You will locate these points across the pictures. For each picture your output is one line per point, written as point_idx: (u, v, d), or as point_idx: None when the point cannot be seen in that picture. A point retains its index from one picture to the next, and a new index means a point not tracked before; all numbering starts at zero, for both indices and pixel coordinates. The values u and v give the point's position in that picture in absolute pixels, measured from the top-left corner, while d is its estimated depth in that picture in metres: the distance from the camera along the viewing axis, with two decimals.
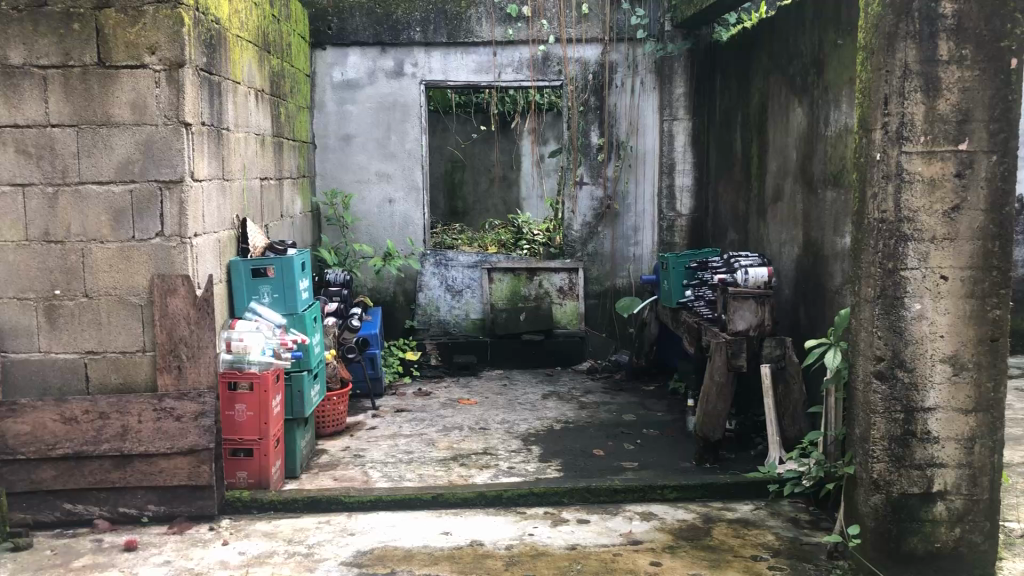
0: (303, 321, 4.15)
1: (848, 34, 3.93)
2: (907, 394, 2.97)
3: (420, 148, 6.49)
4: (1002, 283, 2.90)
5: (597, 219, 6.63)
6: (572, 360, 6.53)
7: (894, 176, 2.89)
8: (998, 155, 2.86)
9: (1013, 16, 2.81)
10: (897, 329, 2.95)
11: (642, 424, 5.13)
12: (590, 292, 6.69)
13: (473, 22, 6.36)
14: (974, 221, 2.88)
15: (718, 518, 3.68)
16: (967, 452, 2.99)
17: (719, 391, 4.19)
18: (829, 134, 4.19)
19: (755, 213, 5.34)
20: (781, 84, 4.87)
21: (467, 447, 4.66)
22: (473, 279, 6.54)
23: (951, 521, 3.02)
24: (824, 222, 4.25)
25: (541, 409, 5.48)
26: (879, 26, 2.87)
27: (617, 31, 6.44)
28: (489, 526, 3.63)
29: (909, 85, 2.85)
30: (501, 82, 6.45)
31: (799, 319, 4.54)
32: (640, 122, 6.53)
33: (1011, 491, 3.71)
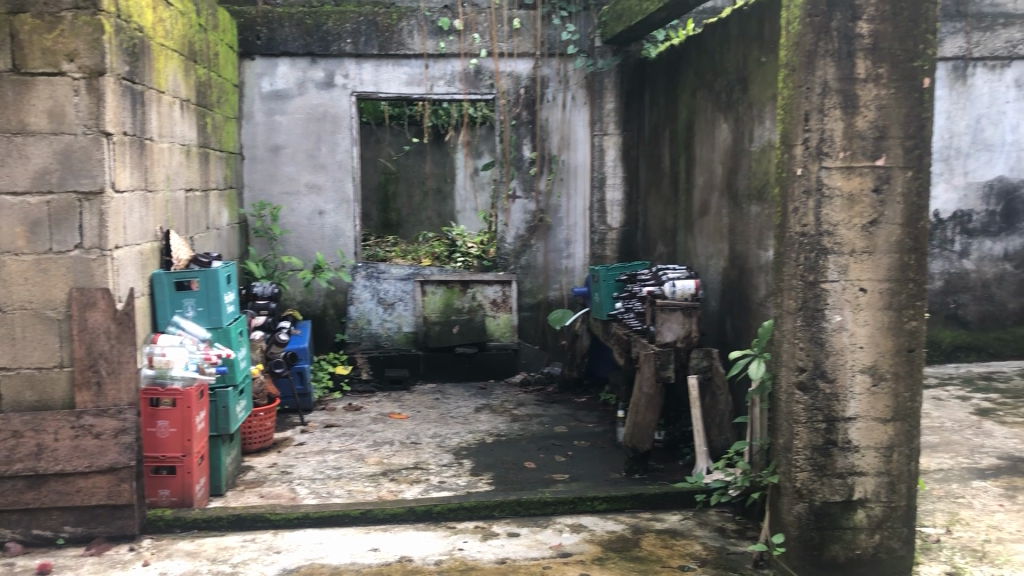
0: (228, 336, 4.12)
1: (771, 52, 4.02)
2: (828, 404, 3.03)
3: (350, 160, 6.44)
4: (918, 295, 2.99)
5: (530, 232, 6.66)
6: (505, 372, 6.56)
7: (814, 191, 2.97)
8: (913, 171, 2.95)
9: (926, 37, 2.90)
10: (819, 339, 3.01)
11: (574, 436, 5.15)
12: (523, 304, 6.71)
13: (404, 34, 6.34)
14: (892, 235, 2.97)
15: (646, 528, 3.71)
16: (886, 461, 3.06)
17: (649, 402, 4.25)
18: (753, 149, 4.28)
19: (683, 227, 5.42)
20: (707, 101, 4.96)
21: (397, 462, 4.62)
22: (405, 290, 6.44)
23: (871, 528, 3.09)
24: (748, 235, 4.34)
25: (473, 422, 5.46)
26: (800, 43, 2.94)
27: (549, 46, 6.49)
28: (419, 542, 3.59)
29: (828, 102, 2.93)
30: (433, 94, 6.45)
31: (725, 331, 4.61)
32: (571, 137, 6.61)
33: (927, 497, 3.82)
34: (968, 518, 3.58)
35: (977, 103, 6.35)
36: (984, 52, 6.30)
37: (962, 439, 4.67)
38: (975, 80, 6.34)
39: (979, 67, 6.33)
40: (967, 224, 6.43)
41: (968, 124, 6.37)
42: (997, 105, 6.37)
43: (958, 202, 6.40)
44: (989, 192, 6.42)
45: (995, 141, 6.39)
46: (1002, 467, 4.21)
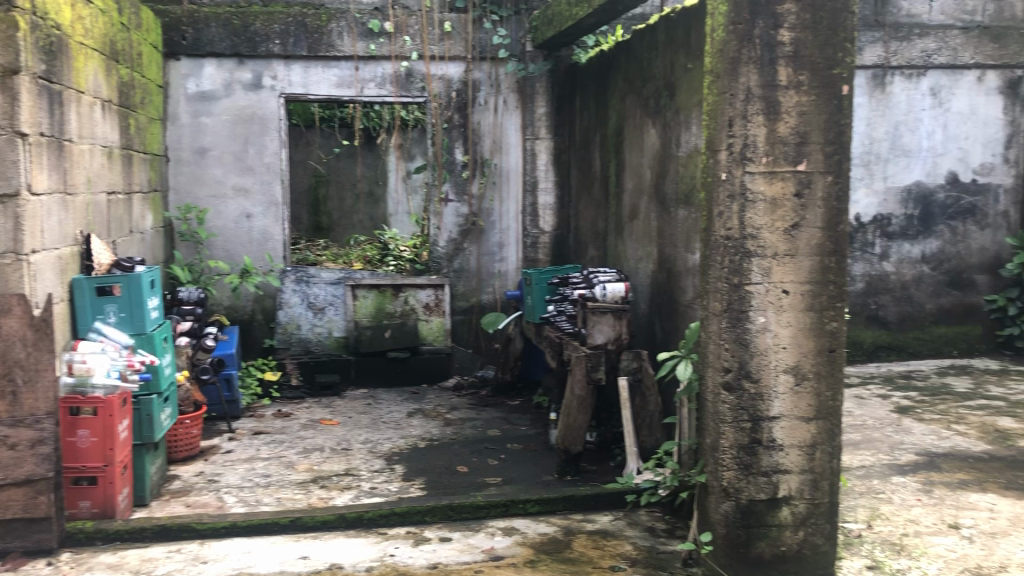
0: (152, 342, 4.01)
1: (697, 59, 4.10)
2: (753, 404, 3.09)
3: (279, 162, 6.35)
4: (838, 296, 3.07)
5: (462, 236, 6.65)
6: (438, 377, 6.51)
7: (738, 195, 3.03)
8: (833, 176, 3.03)
9: (845, 45, 2.98)
10: (743, 341, 3.07)
11: (507, 439, 5.16)
12: (456, 308, 6.69)
13: (334, 36, 6.28)
14: (813, 239, 3.04)
15: (577, 530, 3.73)
16: (809, 459, 3.12)
17: (580, 404, 4.28)
18: (680, 154, 4.34)
19: (613, 230, 5.47)
20: (636, 106, 5.03)
21: (327, 469, 4.56)
22: (336, 295, 6.37)
23: (795, 525, 3.14)
24: (676, 238, 4.40)
25: (406, 427, 5.43)
26: (724, 50, 3.00)
27: (480, 49, 6.52)
28: (349, 549, 3.55)
29: (752, 108, 2.99)
30: (363, 96, 6.39)
31: (654, 333, 4.67)
32: (503, 140, 6.64)
33: (849, 493, 3.92)
34: (888, 513, 3.68)
35: (895, 110, 6.56)
36: (902, 61, 6.51)
37: (882, 436, 4.81)
38: (893, 88, 6.55)
39: (896, 75, 6.54)
40: (886, 228, 6.62)
41: (887, 130, 6.57)
42: (914, 112, 6.59)
43: (878, 206, 6.60)
44: (907, 196, 6.63)
45: (912, 147, 6.60)
46: (920, 463, 4.35)
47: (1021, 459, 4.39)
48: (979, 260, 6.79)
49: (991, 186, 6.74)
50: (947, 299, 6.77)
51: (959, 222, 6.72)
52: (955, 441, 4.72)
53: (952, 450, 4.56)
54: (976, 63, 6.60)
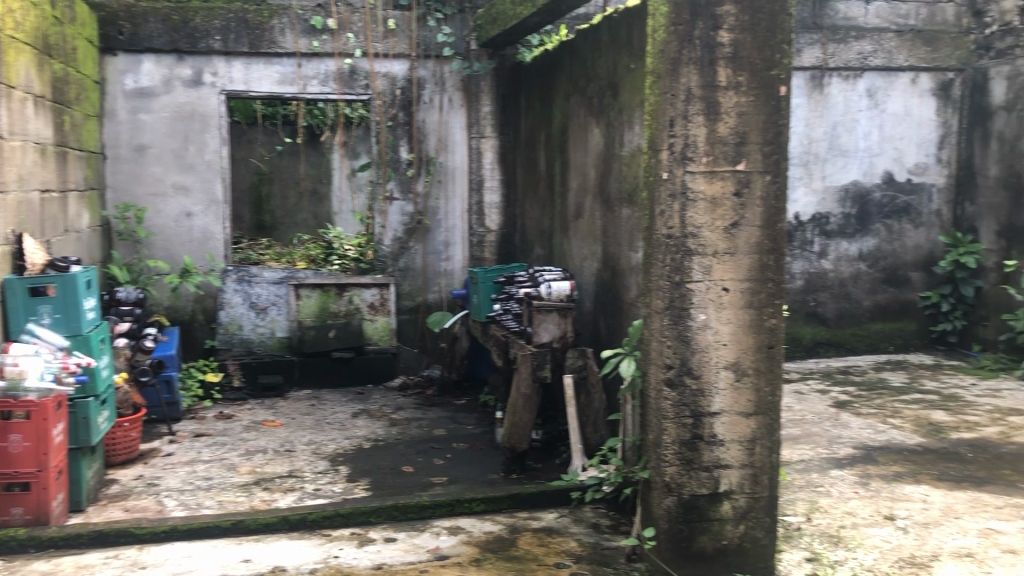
0: (89, 343, 3.89)
1: (639, 60, 4.14)
2: (694, 400, 3.13)
3: (220, 160, 6.26)
4: (777, 294, 3.12)
5: (408, 234, 6.62)
6: (383, 377, 6.47)
7: (679, 194, 3.07)
8: (771, 175, 3.08)
9: (782, 47, 3.04)
10: (684, 338, 3.11)
11: (453, 438, 5.16)
12: (402, 307, 6.66)
13: (275, 32, 6.21)
14: (752, 237, 3.09)
15: (523, 528, 3.74)
16: (750, 454, 3.16)
17: (526, 403, 4.29)
18: (624, 154, 4.38)
19: (559, 229, 5.50)
20: (580, 105, 5.06)
21: (270, 471, 4.51)
22: (279, 294, 6.30)
23: (736, 519, 3.18)
24: (620, 237, 4.44)
25: (350, 428, 5.39)
26: (665, 51, 3.04)
27: (424, 47, 6.50)
28: (293, 551, 3.52)
29: (692, 108, 3.03)
30: (306, 94, 6.33)
31: (599, 330, 4.70)
32: (448, 139, 6.63)
33: (789, 487, 4.00)
34: (826, 506, 3.76)
35: (833, 111, 6.69)
36: (839, 63, 6.64)
37: (821, 430, 4.91)
38: (831, 89, 6.68)
39: (834, 77, 6.67)
40: (825, 226, 6.75)
41: (825, 130, 6.69)
42: (851, 113, 6.73)
43: (816, 205, 6.72)
44: (845, 195, 6.77)
45: (850, 147, 6.75)
46: (856, 457, 4.45)
47: (953, 451, 4.52)
48: (914, 258, 6.98)
49: (924, 185, 6.95)
50: (883, 296, 6.93)
51: (894, 221, 6.89)
52: (891, 434, 4.84)
53: (888, 443, 4.67)
54: (910, 65, 6.79)
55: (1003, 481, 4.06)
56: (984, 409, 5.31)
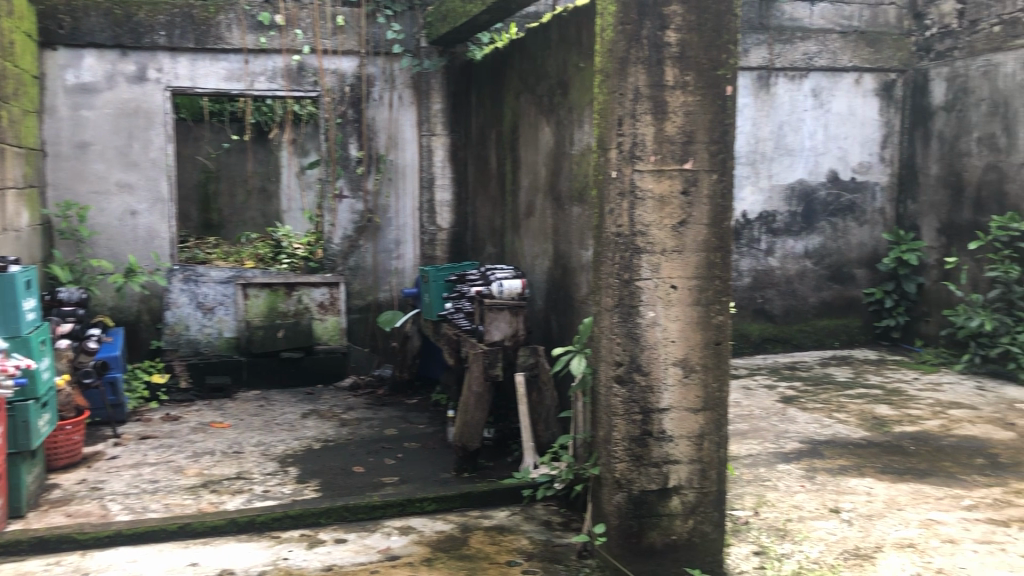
0: (28, 345, 3.83)
1: (588, 58, 4.16)
2: (644, 396, 3.15)
3: (165, 157, 6.15)
4: (724, 291, 3.16)
5: (358, 232, 6.57)
6: (334, 377, 6.41)
7: (628, 193, 3.09)
8: (717, 174, 3.11)
9: (728, 48, 3.07)
10: (634, 335, 3.13)
11: (404, 438, 5.13)
12: (352, 306, 6.61)
13: (222, 28, 6.12)
14: (699, 235, 3.12)
15: (474, 526, 3.74)
16: (698, 449, 3.20)
17: (478, 401, 4.31)
18: (574, 152, 4.39)
19: (510, 227, 5.50)
20: (530, 104, 5.07)
21: (218, 473, 4.45)
22: (226, 294, 6.22)
23: (686, 514, 3.21)
24: (570, 235, 4.45)
25: (300, 428, 5.34)
26: (613, 50, 3.06)
27: (374, 44, 6.46)
28: (241, 554, 3.47)
29: (640, 107, 3.05)
30: (254, 91, 6.25)
31: (550, 327, 4.72)
32: (398, 137, 6.60)
33: (737, 481, 4.05)
34: (773, 500, 3.82)
35: (779, 111, 6.79)
36: (786, 64, 6.73)
37: (768, 425, 4.99)
38: (777, 89, 6.77)
39: (780, 77, 6.77)
40: (772, 224, 6.84)
41: (772, 130, 6.79)
42: (797, 113, 6.84)
43: (763, 203, 6.80)
44: (791, 194, 6.87)
45: (796, 146, 6.85)
46: (803, 451, 4.52)
47: (896, 444, 4.62)
48: (858, 255, 7.12)
49: (867, 184, 7.10)
50: (829, 292, 7.05)
51: (839, 218, 7.02)
52: (836, 429, 4.93)
53: (833, 437, 4.76)
54: (854, 66, 6.92)
55: (943, 472, 4.16)
56: (926, 403, 5.44)
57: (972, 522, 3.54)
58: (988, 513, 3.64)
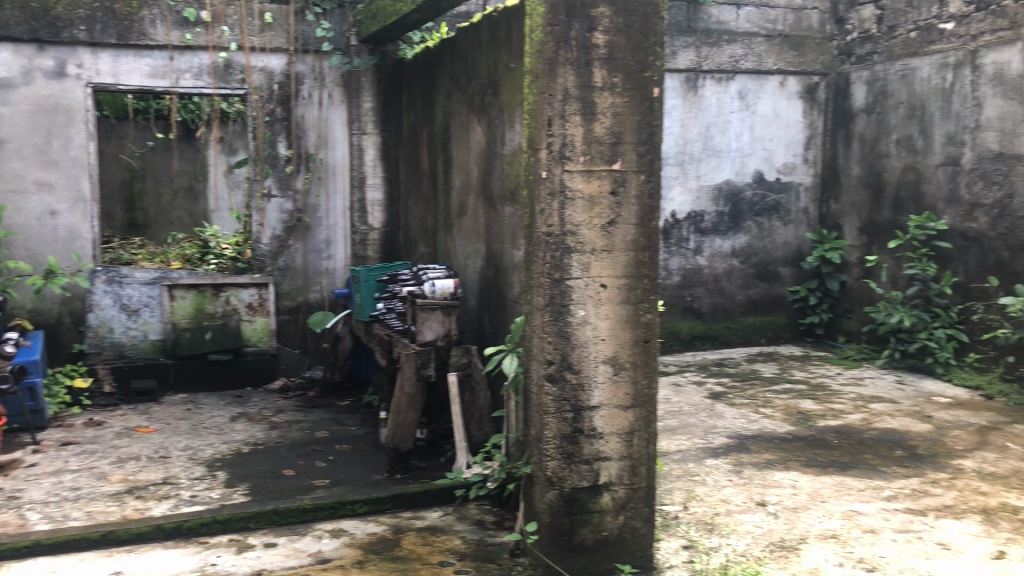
0: None
1: (518, 59, 4.18)
2: (575, 394, 3.17)
3: (86, 156, 5.96)
4: (652, 289, 3.21)
5: (287, 232, 6.48)
6: (263, 378, 6.35)
7: (558, 193, 3.11)
8: (645, 174, 3.16)
9: (655, 51, 3.12)
10: (565, 333, 3.15)
11: (335, 440, 5.09)
12: (282, 308, 6.51)
13: (146, 24, 5.99)
14: (628, 235, 3.16)
15: (406, 528, 3.73)
16: (627, 445, 3.24)
17: (410, 401, 4.27)
18: (505, 152, 4.41)
19: (442, 227, 5.49)
20: (461, 103, 5.07)
21: (143, 478, 4.35)
22: (152, 296, 6.10)
23: (616, 510, 3.24)
24: (502, 235, 4.47)
25: (228, 432, 5.25)
26: (542, 50, 3.06)
27: (302, 42, 6.39)
28: (166, 561, 3.40)
29: (569, 108, 3.08)
30: (179, 88, 6.13)
31: (483, 327, 4.72)
32: (328, 135, 6.54)
33: (666, 477, 4.12)
34: (702, 494, 3.89)
35: (707, 112, 6.90)
36: (712, 66, 6.85)
37: (697, 421, 5.07)
38: (705, 91, 6.88)
39: (707, 79, 6.87)
40: (700, 224, 6.96)
41: (700, 131, 6.89)
42: (723, 114, 6.96)
43: (691, 203, 6.91)
44: (718, 194, 7.00)
45: (722, 147, 6.98)
46: (730, 446, 4.61)
47: (820, 438, 4.74)
48: (783, 254, 7.29)
49: (792, 184, 7.27)
50: (755, 290, 7.20)
51: (764, 218, 7.17)
52: (762, 423, 5.04)
53: (759, 432, 4.86)
54: (778, 69, 7.08)
55: (864, 465, 4.29)
56: (848, 397, 5.59)
57: (891, 512, 3.65)
58: (907, 504, 3.76)
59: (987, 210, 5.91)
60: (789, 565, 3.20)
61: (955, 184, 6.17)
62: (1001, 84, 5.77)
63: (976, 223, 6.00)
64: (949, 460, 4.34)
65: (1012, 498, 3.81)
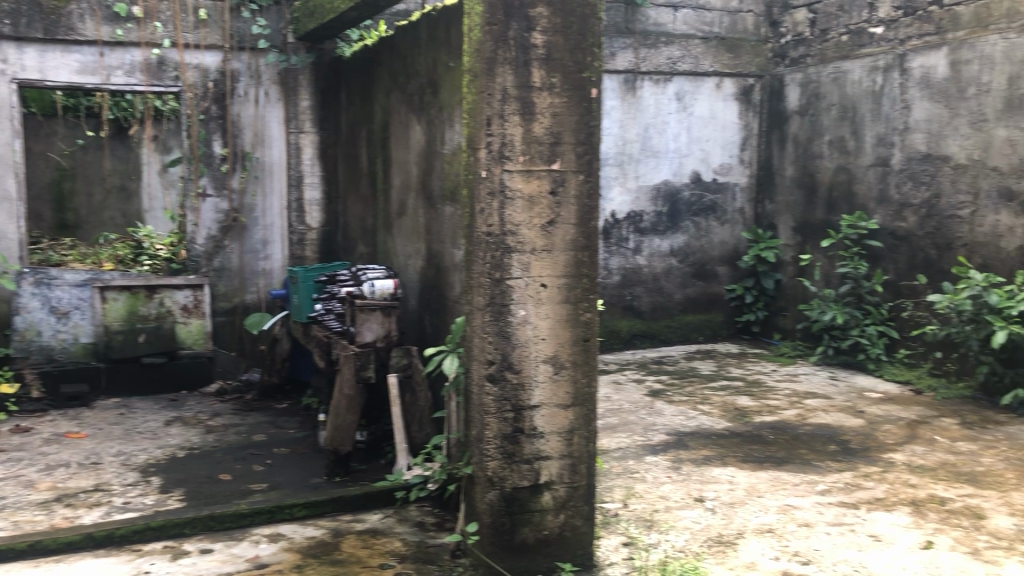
0: None
1: (457, 59, 4.17)
2: (515, 394, 3.17)
3: (12, 153, 5.74)
4: (592, 289, 3.23)
5: (223, 232, 6.37)
6: (199, 381, 6.27)
7: (497, 193, 3.10)
8: (584, 175, 3.17)
9: (593, 51, 3.14)
10: (505, 333, 3.15)
11: (273, 443, 5.02)
12: (218, 309, 6.38)
13: (74, 18, 5.82)
14: (568, 234, 3.17)
15: (346, 531, 3.69)
16: (568, 443, 3.25)
17: (349, 404, 4.24)
18: (444, 152, 4.39)
19: (381, 227, 5.45)
20: (400, 102, 5.04)
21: (73, 486, 4.23)
22: (82, 297, 5.92)
23: (557, 509, 3.25)
24: (443, 235, 4.45)
25: (163, 436, 5.13)
26: (480, 50, 3.05)
27: (238, 39, 6.28)
28: (97, 570, 3.31)
29: (508, 108, 3.07)
30: (110, 85, 5.98)
31: (423, 328, 4.70)
32: (265, 133, 6.45)
33: (607, 475, 4.14)
34: (641, 491, 3.93)
35: (645, 113, 6.96)
36: (650, 67, 6.91)
37: (637, 419, 5.12)
38: (643, 92, 6.94)
39: (646, 81, 6.93)
40: (639, 224, 7.02)
41: (638, 132, 6.95)
42: (661, 115, 7.03)
43: (630, 203, 6.97)
44: (656, 194, 7.07)
45: (660, 148, 7.05)
46: (669, 443, 4.66)
47: (756, 434, 4.82)
48: (720, 253, 7.39)
49: (728, 185, 7.38)
50: (693, 289, 7.29)
51: (701, 218, 7.27)
52: (700, 420, 5.10)
53: (698, 428, 4.93)
54: (715, 71, 7.18)
55: (800, 460, 4.37)
56: (783, 394, 5.69)
57: (825, 506, 3.73)
58: (840, 497, 3.84)
59: (915, 210, 6.08)
60: (727, 560, 3.24)
61: (885, 185, 6.33)
62: (928, 87, 5.93)
63: (905, 223, 6.16)
64: (880, 453, 4.45)
65: (939, 489, 3.92)
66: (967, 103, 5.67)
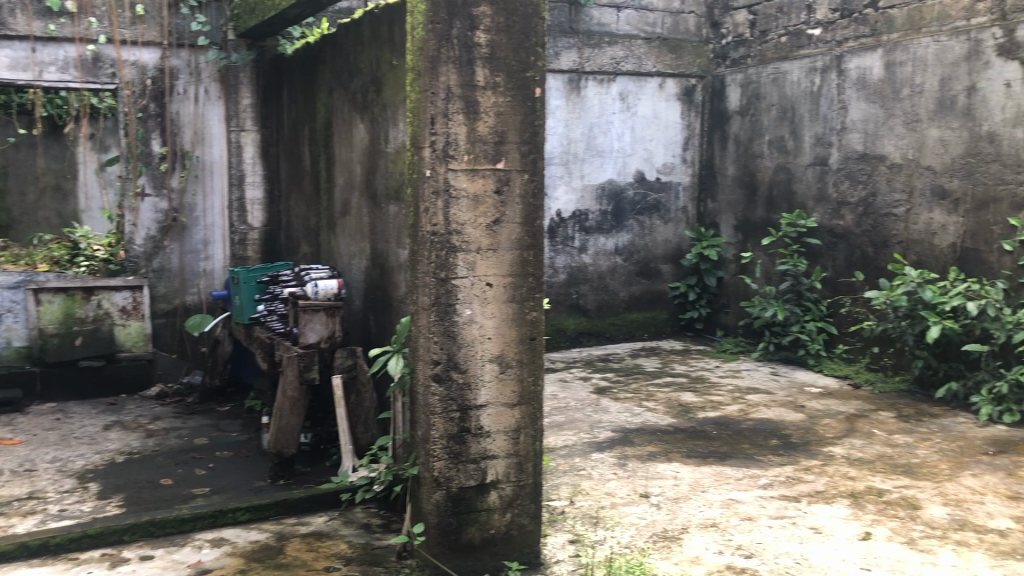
0: None
1: (401, 57, 4.14)
2: (461, 394, 3.17)
3: None
4: (537, 288, 3.24)
5: (162, 233, 6.25)
6: (139, 386, 6.10)
7: (442, 192, 3.09)
8: (528, 174, 3.18)
9: (536, 51, 3.15)
10: (451, 333, 3.14)
11: (216, 446, 4.94)
12: (158, 310, 6.27)
13: (4, 13, 5.66)
14: (512, 233, 3.18)
15: (290, 534, 3.65)
16: (514, 442, 3.25)
17: (292, 405, 4.18)
18: (388, 150, 4.36)
19: (325, 226, 5.40)
20: (343, 100, 4.99)
21: (7, 494, 4.11)
22: (15, 300, 5.78)
23: (503, 508, 3.25)
24: (387, 234, 4.42)
25: (101, 441, 5.02)
26: (423, 48, 3.04)
27: (176, 36, 6.18)
28: None
29: (452, 107, 3.07)
30: (42, 81, 5.82)
31: (368, 328, 4.66)
32: (205, 131, 6.34)
33: (553, 472, 4.16)
34: (587, 488, 3.95)
35: (589, 113, 7.00)
36: (594, 67, 6.95)
37: (583, 416, 5.15)
38: (587, 92, 6.97)
39: (590, 81, 6.97)
40: (584, 223, 7.06)
41: (583, 131, 6.99)
42: (605, 115, 7.08)
43: (575, 203, 7.00)
44: (601, 193, 7.12)
45: (605, 148, 7.09)
46: (615, 439, 4.70)
47: (700, 429, 4.88)
48: (664, 251, 7.47)
49: (671, 184, 7.46)
50: (637, 287, 7.36)
51: (645, 217, 7.34)
52: (645, 417, 5.15)
53: (643, 425, 4.98)
54: (657, 71, 7.25)
55: (742, 454, 4.44)
56: (726, 389, 5.77)
57: (767, 499, 3.79)
58: (782, 490, 3.91)
59: (852, 208, 6.21)
60: (671, 554, 3.28)
61: (823, 184, 6.45)
62: (864, 87, 6.07)
63: (843, 220, 6.29)
64: (820, 447, 4.54)
65: (877, 481, 4.01)
66: (902, 103, 5.81)
